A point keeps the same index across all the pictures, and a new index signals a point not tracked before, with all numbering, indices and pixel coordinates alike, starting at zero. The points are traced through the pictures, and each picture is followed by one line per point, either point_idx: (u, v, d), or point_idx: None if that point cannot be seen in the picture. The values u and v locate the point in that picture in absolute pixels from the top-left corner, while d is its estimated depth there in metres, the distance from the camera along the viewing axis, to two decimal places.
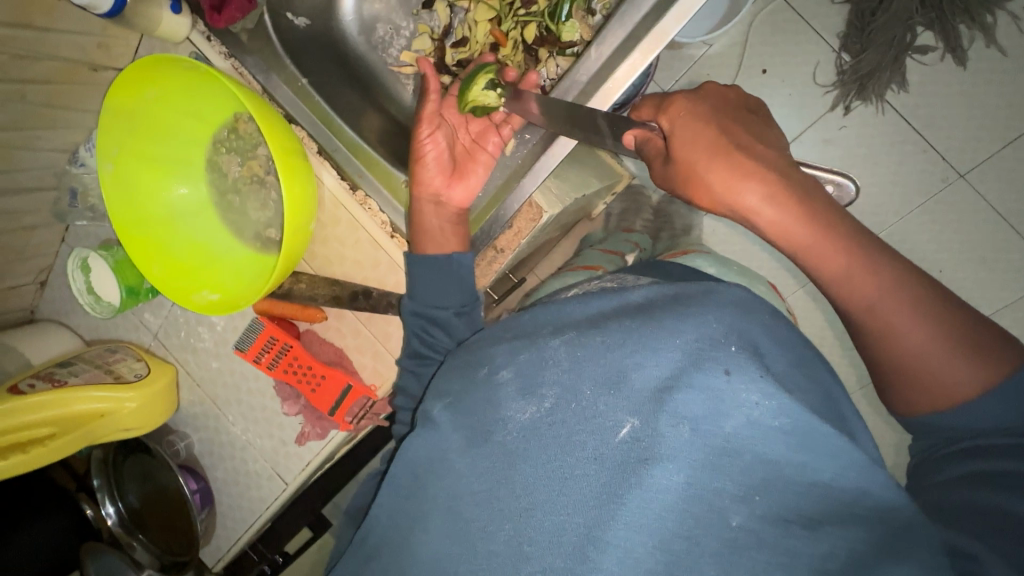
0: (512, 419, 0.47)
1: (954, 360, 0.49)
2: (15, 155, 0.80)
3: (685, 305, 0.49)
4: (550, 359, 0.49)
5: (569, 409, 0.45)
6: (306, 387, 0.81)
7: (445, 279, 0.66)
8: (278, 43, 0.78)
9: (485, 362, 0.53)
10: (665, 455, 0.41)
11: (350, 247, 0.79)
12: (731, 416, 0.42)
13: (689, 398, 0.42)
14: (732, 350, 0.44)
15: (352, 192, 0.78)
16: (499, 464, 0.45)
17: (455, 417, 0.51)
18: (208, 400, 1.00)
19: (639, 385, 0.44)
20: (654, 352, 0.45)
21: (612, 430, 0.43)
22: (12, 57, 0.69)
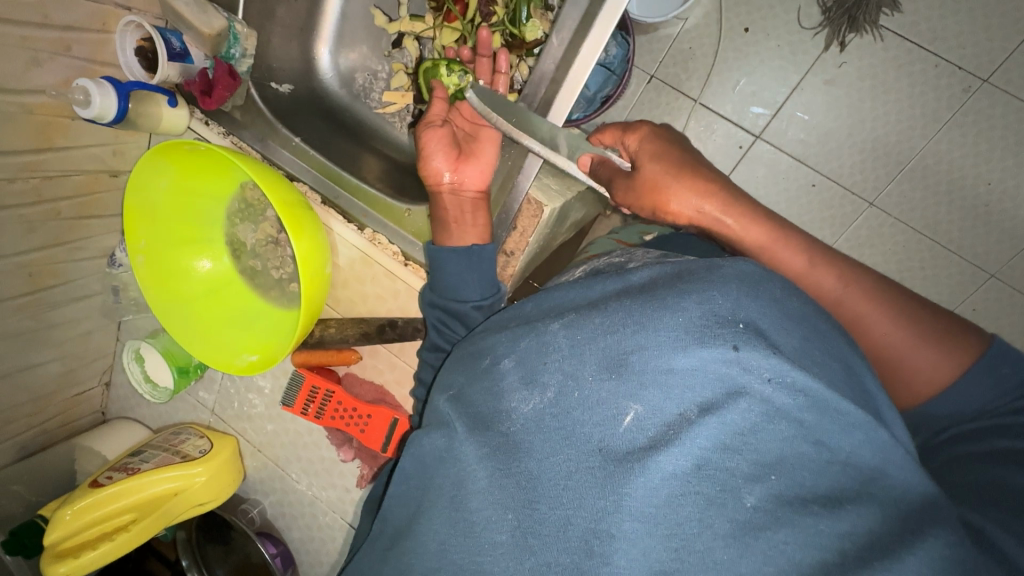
0: (516, 413, 0.47)
1: (925, 348, 0.50)
2: (60, 269, 0.87)
3: (686, 276, 0.47)
4: (550, 345, 0.48)
5: (572, 400, 0.45)
6: (355, 429, 0.82)
7: (463, 271, 0.68)
8: (267, 111, 0.82)
9: (487, 352, 0.54)
10: (671, 441, 0.40)
11: (369, 284, 0.82)
12: (741, 397, 0.40)
13: (692, 378, 0.42)
14: (740, 326, 0.42)
15: (360, 233, 0.80)
16: (503, 456, 0.45)
17: (459, 407, 0.52)
18: (271, 463, 1.03)
19: (641, 367, 0.43)
20: (655, 331, 0.44)
21: (617, 418, 0.43)
22: (43, 178, 0.77)
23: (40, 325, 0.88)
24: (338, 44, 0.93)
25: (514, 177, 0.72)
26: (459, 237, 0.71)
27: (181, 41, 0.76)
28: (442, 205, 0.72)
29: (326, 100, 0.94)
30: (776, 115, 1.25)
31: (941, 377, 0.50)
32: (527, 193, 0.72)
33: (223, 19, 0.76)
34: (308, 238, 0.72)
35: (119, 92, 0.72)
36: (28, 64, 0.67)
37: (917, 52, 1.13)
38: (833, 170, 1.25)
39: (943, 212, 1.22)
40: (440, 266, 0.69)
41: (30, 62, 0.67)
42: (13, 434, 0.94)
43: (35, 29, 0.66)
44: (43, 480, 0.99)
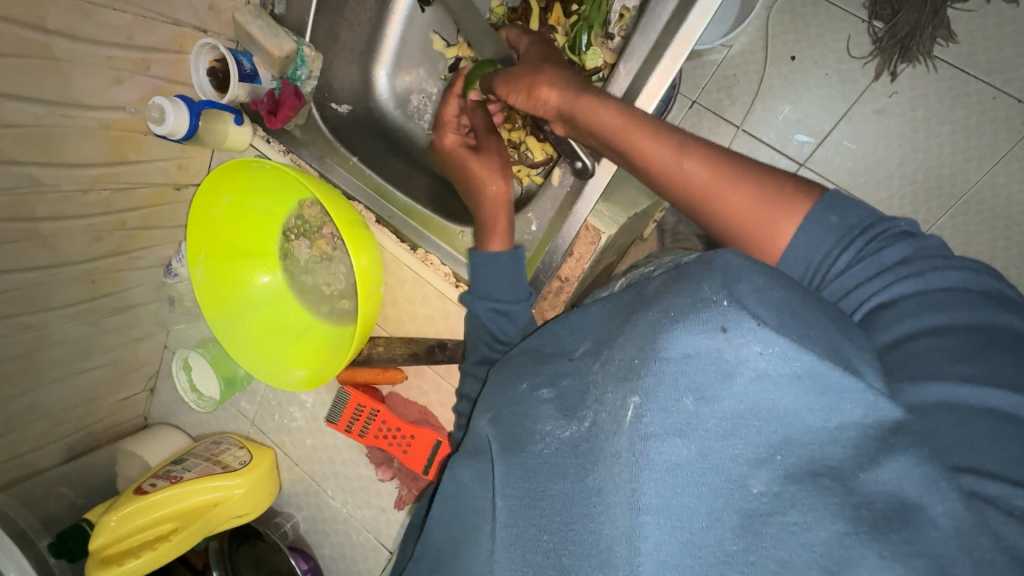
0: (547, 437, 0.47)
1: (780, 216, 0.51)
2: (119, 276, 0.90)
3: (681, 276, 0.45)
4: (579, 371, 0.48)
5: (594, 412, 0.44)
6: (398, 450, 0.82)
7: (498, 271, 0.69)
8: (327, 131, 0.84)
9: (523, 376, 0.55)
10: (675, 431, 0.39)
11: (419, 303, 0.82)
12: (736, 377, 0.38)
13: (683, 368, 0.39)
14: (725, 303, 0.39)
15: (413, 252, 0.81)
16: (531, 476, 0.46)
17: (492, 433, 0.52)
18: (308, 477, 1.03)
19: (635, 364, 0.42)
20: (645, 330, 0.42)
21: (619, 419, 0.41)
22: (113, 190, 0.80)
23: (96, 331, 0.91)
24: (392, 65, 0.94)
25: (572, 203, 0.71)
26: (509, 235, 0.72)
27: (251, 62, 0.79)
28: (484, 211, 0.73)
29: (380, 120, 0.95)
30: (822, 144, 1.22)
31: (786, 228, 0.51)
32: (585, 220, 0.72)
33: (293, 42, 0.79)
34: (366, 258, 0.72)
35: (190, 110, 0.75)
36: (110, 82, 0.70)
37: (974, 84, 1.11)
38: (882, 202, 1.21)
39: (1001, 248, 1.17)
40: (484, 270, 0.69)
41: (113, 81, 0.70)
42: (62, 435, 0.98)
43: (120, 49, 0.69)
44: (83, 481, 1.01)
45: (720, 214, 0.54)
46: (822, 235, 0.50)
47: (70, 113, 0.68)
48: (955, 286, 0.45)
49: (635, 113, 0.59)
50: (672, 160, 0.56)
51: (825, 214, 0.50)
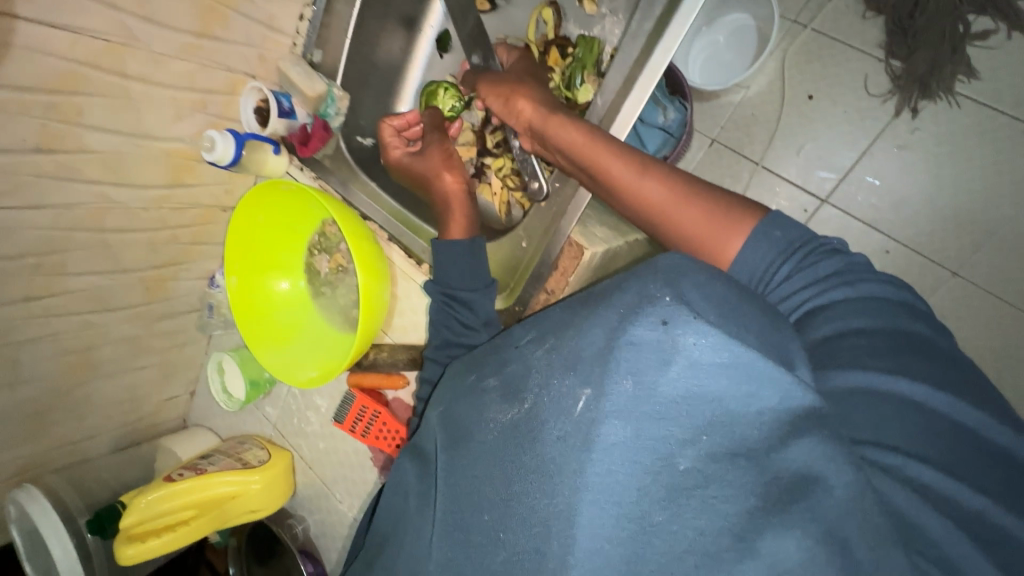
0: (492, 422, 0.51)
1: (728, 234, 0.56)
2: (170, 285, 1.03)
3: (631, 276, 0.49)
4: (528, 360, 0.51)
5: (539, 399, 0.48)
6: (397, 450, 0.88)
7: (460, 258, 0.74)
8: (352, 161, 0.96)
9: (476, 369, 0.58)
10: (616, 417, 0.42)
11: (422, 314, 0.89)
12: (672, 365, 0.42)
13: (627, 356, 0.43)
14: (669, 298, 0.43)
15: (418, 267, 0.89)
16: (483, 459, 0.49)
17: (449, 423, 0.56)
18: (320, 481, 1.09)
19: (587, 357, 0.46)
20: (597, 325, 0.46)
21: (567, 406, 0.45)
22: (169, 209, 0.93)
23: (146, 332, 1.04)
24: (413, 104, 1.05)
25: (556, 221, 0.77)
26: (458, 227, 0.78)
27: (289, 101, 0.91)
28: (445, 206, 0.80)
29: None
30: (844, 179, 1.23)
31: (734, 242, 0.55)
32: (569, 236, 0.77)
33: (325, 85, 0.91)
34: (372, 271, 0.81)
35: (236, 140, 0.87)
36: (173, 117, 0.84)
37: (992, 119, 1.10)
38: (907, 237, 1.20)
39: None
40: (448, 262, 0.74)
41: (174, 117, 0.84)
42: (111, 428, 1.10)
43: (181, 91, 0.83)
44: (125, 470, 1.12)
45: (674, 228, 0.60)
46: (764, 246, 0.54)
47: (136, 142, 0.82)
48: (875, 294, 0.50)
49: (598, 133, 0.65)
50: (629, 178, 0.62)
51: (771, 230, 0.55)
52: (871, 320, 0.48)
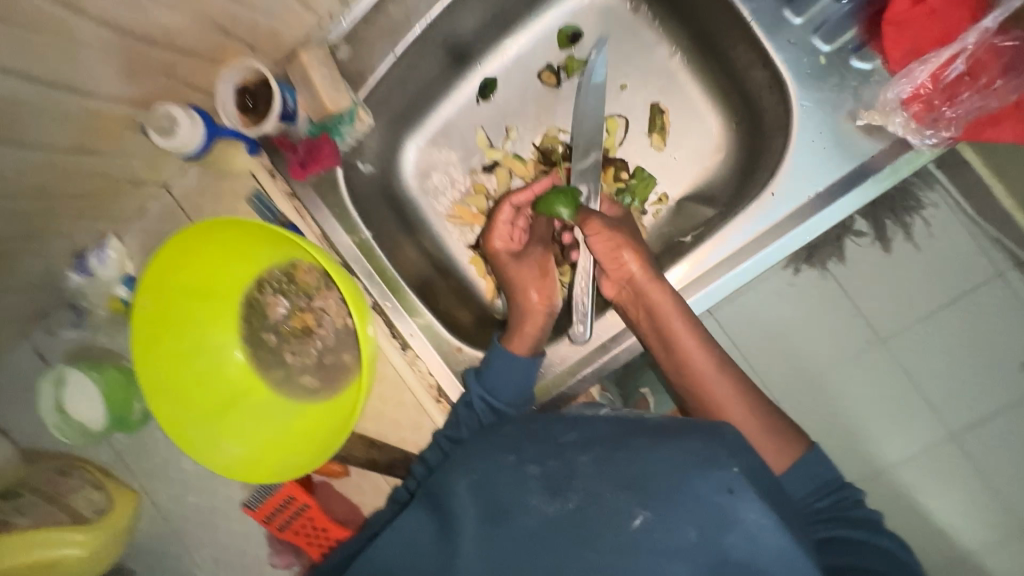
0: (535, 513, 0.52)
1: (776, 447, 0.63)
2: (17, 265, 0.68)
3: (694, 425, 0.53)
4: (573, 465, 0.53)
5: (591, 509, 0.50)
6: (317, 550, 0.75)
7: (510, 374, 0.71)
8: (345, 192, 0.78)
9: (510, 447, 0.57)
10: (672, 554, 0.46)
11: (390, 406, 0.76)
12: (731, 534, 0.45)
13: (693, 508, 0.47)
14: (736, 470, 0.47)
15: (403, 351, 0.76)
16: (522, 547, 0.51)
17: (475, 493, 0.55)
18: (173, 537, 0.87)
19: (655, 490, 0.48)
20: (669, 461, 0.49)
21: (626, 525, 0.48)
22: (59, 178, 0.63)
23: None
24: (422, 136, 0.91)
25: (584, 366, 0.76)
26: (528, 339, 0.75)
27: (295, 100, 0.70)
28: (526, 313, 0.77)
29: (395, 186, 0.90)
30: None
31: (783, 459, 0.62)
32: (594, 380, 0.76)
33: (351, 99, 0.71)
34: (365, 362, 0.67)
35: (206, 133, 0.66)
36: (123, 74, 0.57)
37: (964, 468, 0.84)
38: None
39: None
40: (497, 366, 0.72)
41: (123, 74, 0.57)
42: None
43: (151, 45, 0.57)
44: None
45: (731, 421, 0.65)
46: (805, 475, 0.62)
47: (55, 98, 0.53)
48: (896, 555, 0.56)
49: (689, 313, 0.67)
50: (705, 356, 0.66)
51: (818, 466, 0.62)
52: (868, 555, 0.56)
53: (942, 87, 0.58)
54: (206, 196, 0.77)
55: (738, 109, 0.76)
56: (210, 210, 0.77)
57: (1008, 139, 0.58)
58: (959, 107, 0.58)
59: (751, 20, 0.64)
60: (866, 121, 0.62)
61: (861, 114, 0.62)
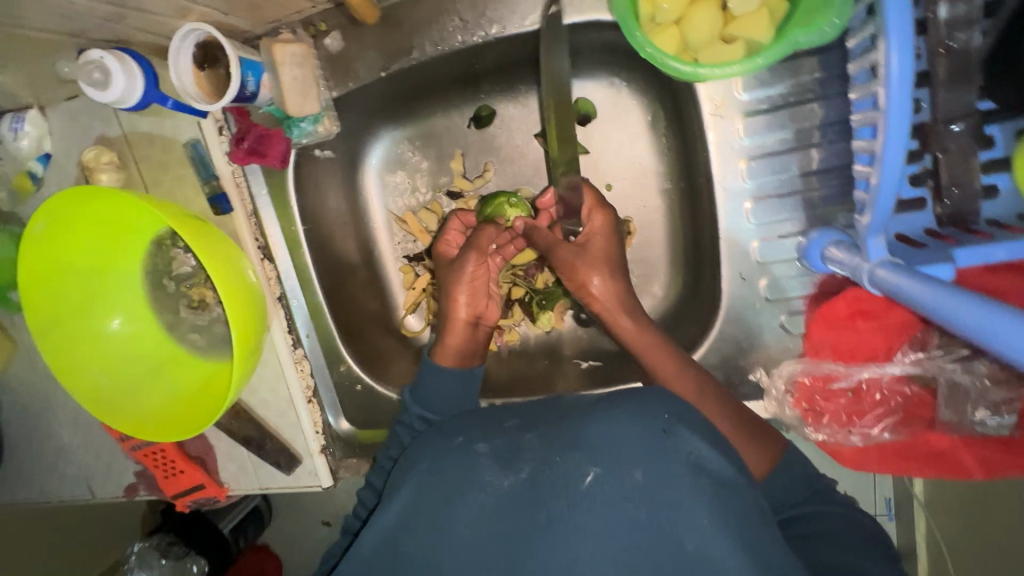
0: (492, 489, 0.53)
1: (749, 445, 0.59)
2: None
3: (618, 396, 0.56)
4: (519, 440, 0.55)
5: (545, 478, 0.52)
6: (160, 473, 0.84)
7: (441, 385, 0.70)
8: (291, 180, 0.77)
9: (458, 432, 0.59)
10: (625, 495, 0.49)
11: (265, 387, 0.80)
12: (676, 462, 0.49)
13: (635, 446, 0.50)
14: (669, 416, 0.52)
15: (293, 347, 0.80)
16: (485, 525, 0.52)
17: (432, 472, 0.56)
18: (42, 391, 0.92)
19: (595, 440, 0.52)
20: (600, 420, 0.53)
21: (581, 479, 0.50)
22: None
23: None
24: (402, 131, 0.85)
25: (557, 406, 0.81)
26: (450, 350, 0.73)
27: (257, 85, 0.65)
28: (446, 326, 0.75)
29: (354, 169, 0.86)
30: None
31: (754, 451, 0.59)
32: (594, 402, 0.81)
33: (318, 108, 0.69)
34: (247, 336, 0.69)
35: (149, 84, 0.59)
36: (53, 15, 0.50)
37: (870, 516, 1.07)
38: None
39: None
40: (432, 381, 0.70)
41: (56, 13, 0.50)
42: None
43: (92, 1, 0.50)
44: None
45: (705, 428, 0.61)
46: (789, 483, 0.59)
47: None
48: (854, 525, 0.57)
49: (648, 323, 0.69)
50: (682, 372, 0.63)
51: None
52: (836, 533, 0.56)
53: (828, 387, 0.61)
54: (144, 117, 0.72)
55: (688, 270, 0.75)
56: (144, 134, 0.72)
57: (862, 462, 0.63)
58: (836, 418, 0.62)
59: (722, 235, 0.63)
60: (755, 377, 0.64)
61: (757, 368, 0.64)
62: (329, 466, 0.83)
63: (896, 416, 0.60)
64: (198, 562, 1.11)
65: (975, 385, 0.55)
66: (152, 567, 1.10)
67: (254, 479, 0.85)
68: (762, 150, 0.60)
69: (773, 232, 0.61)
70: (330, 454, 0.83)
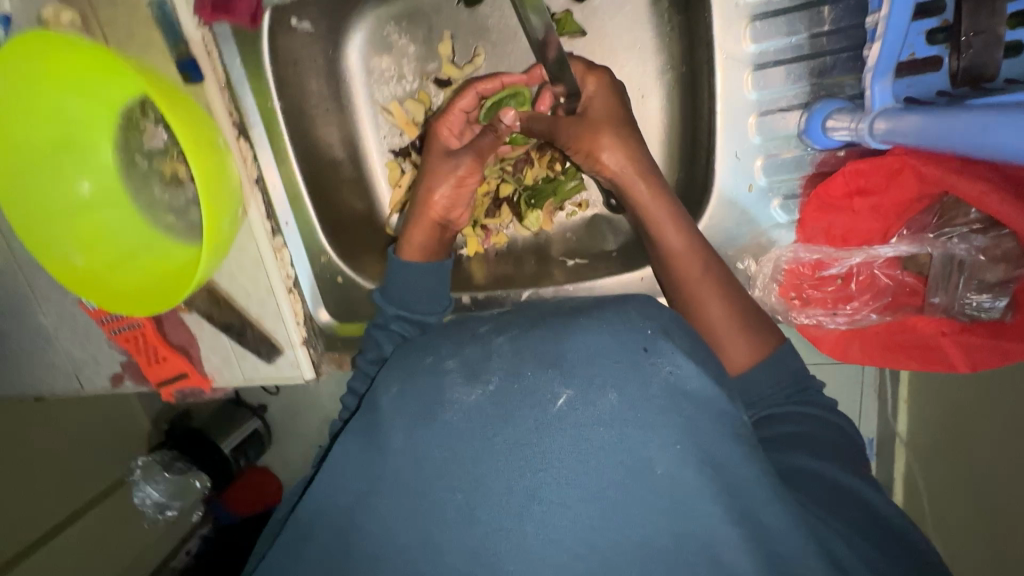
0: (456, 406, 0.46)
1: (740, 338, 0.57)
2: None
3: (604, 306, 0.50)
4: (492, 352, 0.49)
5: (512, 392, 0.45)
6: (145, 359, 0.84)
7: (420, 279, 0.68)
8: (266, 52, 0.73)
9: (430, 349, 0.52)
10: (598, 419, 0.42)
11: (245, 275, 0.78)
12: (650, 382, 0.43)
13: (611, 364, 0.44)
14: (649, 331, 0.46)
15: (272, 235, 0.77)
16: (443, 445, 0.45)
17: (401, 398, 0.49)
18: (24, 279, 0.89)
19: (569, 357, 0.45)
20: (580, 334, 0.46)
21: (550, 400, 0.43)
22: None
23: None
24: (388, 9, 0.80)
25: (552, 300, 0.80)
26: (416, 242, 0.70)
27: None
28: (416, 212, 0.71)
29: (337, 49, 0.81)
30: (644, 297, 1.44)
31: (741, 345, 0.57)
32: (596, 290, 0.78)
33: None
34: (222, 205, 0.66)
35: None
36: None
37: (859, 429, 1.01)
38: None
39: None
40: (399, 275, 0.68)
41: None
42: None
43: None
44: None
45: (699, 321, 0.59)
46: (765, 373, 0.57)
47: None
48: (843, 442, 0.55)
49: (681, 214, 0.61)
50: (693, 252, 0.60)
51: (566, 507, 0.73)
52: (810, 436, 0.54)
53: (818, 275, 0.62)
54: None
55: (684, 160, 0.71)
56: None
57: (847, 353, 0.65)
58: (821, 303, 0.63)
59: (719, 108, 0.59)
60: (744, 265, 0.62)
61: (746, 257, 0.62)
62: (311, 359, 0.82)
63: (884, 301, 0.62)
64: (201, 479, 1.17)
65: (968, 256, 0.56)
66: (157, 482, 1.13)
67: (237, 370, 0.84)
68: (766, 10, 0.55)
69: (772, 105, 0.57)
70: (312, 348, 0.83)
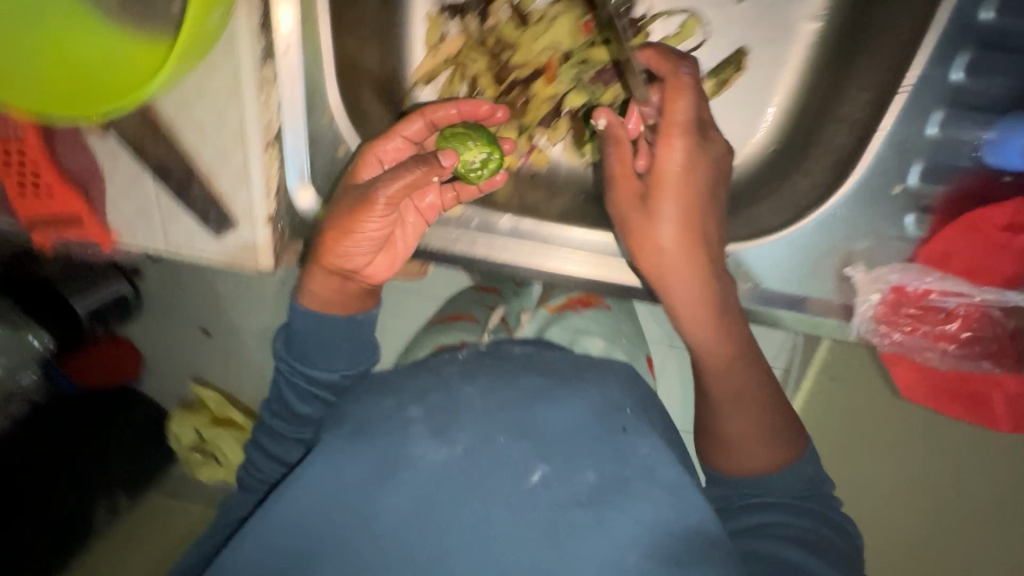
0: (421, 464, 0.44)
1: (766, 447, 0.55)
2: None
3: (582, 371, 0.54)
4: (461, 403, 0.48)
5: (483, 456, 0.44)
6: (13, 185, 0.58)
7: (329, 344, 0.58)
8: None
9: (393, 391, 0.50)
10: (573, 498, 0.43)
11: (204, 104, 0.54)
12: (626, 464, 0.46)
13: (591, 440, 0.46)
14: (626, 413, 0.50)
15: (262, 65, 0.54)
16: (413, 512, 0.41)
17: (349, 457, 0.44)
18: None
19: (546, 431, 0.46)
20: (558, 402, 0.49)
21: (523, 476, 0.44)
22: None
23: None
24: None
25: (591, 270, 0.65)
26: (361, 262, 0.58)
27: None
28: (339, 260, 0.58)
29: None
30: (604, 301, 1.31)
31: (766, 453, 0.54)
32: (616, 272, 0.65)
33: None
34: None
35: None
36: None
37: None
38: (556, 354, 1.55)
39: None
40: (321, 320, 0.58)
41: None
42: None
43: None
44: None
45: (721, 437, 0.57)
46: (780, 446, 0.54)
47: None
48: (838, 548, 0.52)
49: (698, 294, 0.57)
50: (717, 347, 0.57)
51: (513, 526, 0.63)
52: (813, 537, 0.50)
53: (923, 304, 0.60)
54: None
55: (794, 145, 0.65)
56: None
57: (913, 390, 0.63)
58: (903, 328, 0.62)
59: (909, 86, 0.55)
60: (853, 271, 0.59)
61: (859, 262, 0.58)
62: (273, 243, 0.61)
63: (982, 348, 0.61)
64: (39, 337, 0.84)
65: None
66: None
67: (160, 237, 0.61)
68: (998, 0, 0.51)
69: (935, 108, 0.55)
70: (278, 232, 0.61)
